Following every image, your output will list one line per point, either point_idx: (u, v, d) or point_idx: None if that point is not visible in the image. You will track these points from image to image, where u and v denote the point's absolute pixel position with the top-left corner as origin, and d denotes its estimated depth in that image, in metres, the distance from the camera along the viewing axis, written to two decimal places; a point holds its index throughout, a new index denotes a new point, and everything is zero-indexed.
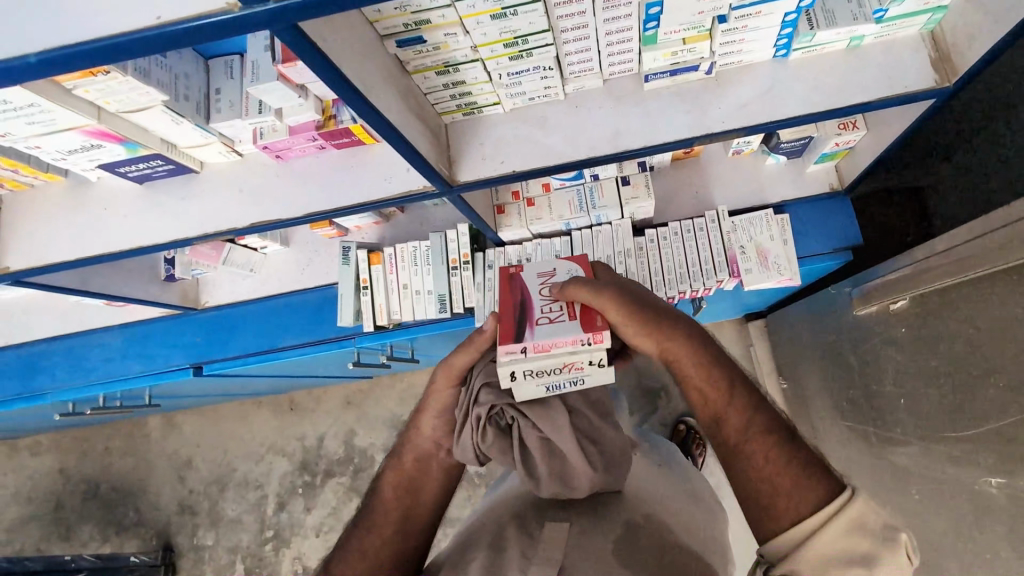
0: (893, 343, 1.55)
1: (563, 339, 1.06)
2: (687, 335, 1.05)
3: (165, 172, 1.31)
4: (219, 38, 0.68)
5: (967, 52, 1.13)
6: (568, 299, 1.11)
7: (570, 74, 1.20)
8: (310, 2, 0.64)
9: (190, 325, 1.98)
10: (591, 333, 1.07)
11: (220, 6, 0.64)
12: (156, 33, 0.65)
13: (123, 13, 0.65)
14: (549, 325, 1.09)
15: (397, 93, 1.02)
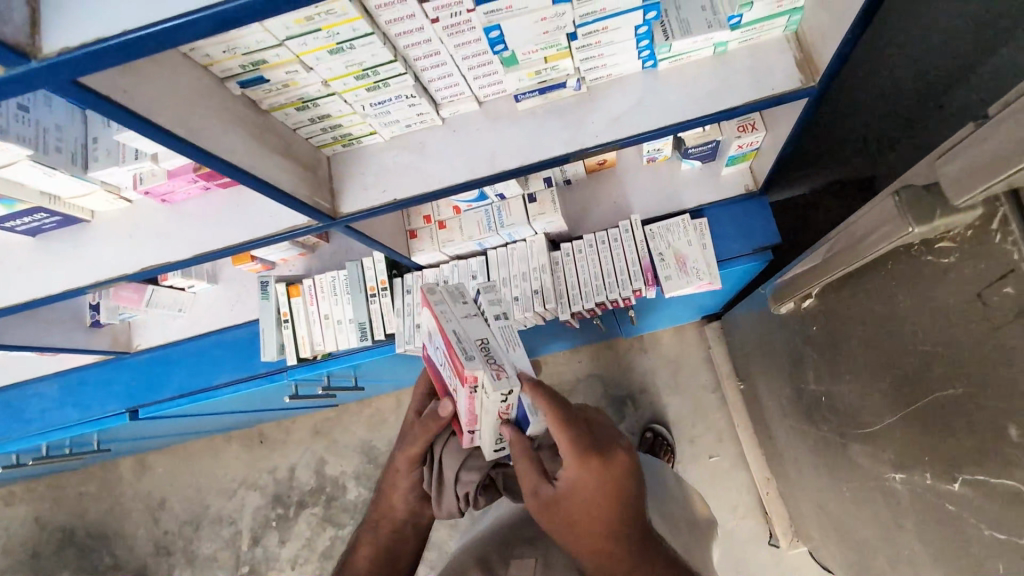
0: (809, 340, 1.54)
1: (465, 403, 0.99)
2: (609, 519, 0.93)
3: (54, 223, 1.29)
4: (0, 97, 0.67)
5: (823, 51, 1.13)
6: (445, 361, 1.01)
7: (442, 98, 1.21)
8: (73, 58, 0.64)
9: (124, 369, 1.97)
10: (466, 384, 0.94)
11: None
12: None
13: None
14: (458, 398, 1.02)
15: (248, 131, 1.03)
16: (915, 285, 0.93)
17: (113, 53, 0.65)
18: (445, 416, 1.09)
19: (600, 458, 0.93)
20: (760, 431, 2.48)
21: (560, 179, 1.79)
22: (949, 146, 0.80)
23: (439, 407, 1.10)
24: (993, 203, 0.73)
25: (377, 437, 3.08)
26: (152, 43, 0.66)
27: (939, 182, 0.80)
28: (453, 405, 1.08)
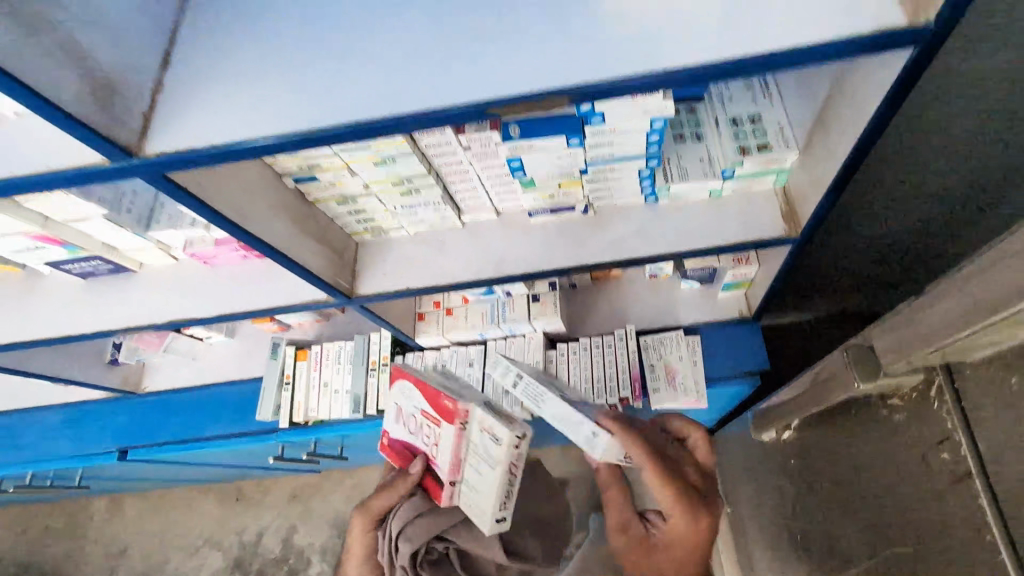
0: (787, 471, 1.58)
1: (452, 447, 1.05)
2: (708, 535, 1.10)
3: (105, 270, 1.42)
4: (97, 181, 0.81)
5: (804, 208, 1.26)
6: (427, 414, 1.12)
7: (465, 206, 1.37)
8: (166, 160, 0.78)
9: (126, 409, 2.04)
10: (455, 416, 1.04)
11: (95, 161, 0.78)
12: (45, 177, 0.78)
13: (22, 162, 0.79)
14: (437, 445, 1.10)
15: (288, 217, 1.16)
16: (874, 436, 1.00)
17: (201, 156, 0.79)
18: (418, 471, 1.15)
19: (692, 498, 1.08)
20: (741, 559, 2.41)
21: (565, 282, 1.93)
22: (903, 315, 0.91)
23: (412, 466, 1.17)
24: (932, 372, 0.82)
25: (353, 511, 3.02)
26: (229, 153, 0.80)
27: (872, 345, 0.91)
28: (425, 461, 1.15)
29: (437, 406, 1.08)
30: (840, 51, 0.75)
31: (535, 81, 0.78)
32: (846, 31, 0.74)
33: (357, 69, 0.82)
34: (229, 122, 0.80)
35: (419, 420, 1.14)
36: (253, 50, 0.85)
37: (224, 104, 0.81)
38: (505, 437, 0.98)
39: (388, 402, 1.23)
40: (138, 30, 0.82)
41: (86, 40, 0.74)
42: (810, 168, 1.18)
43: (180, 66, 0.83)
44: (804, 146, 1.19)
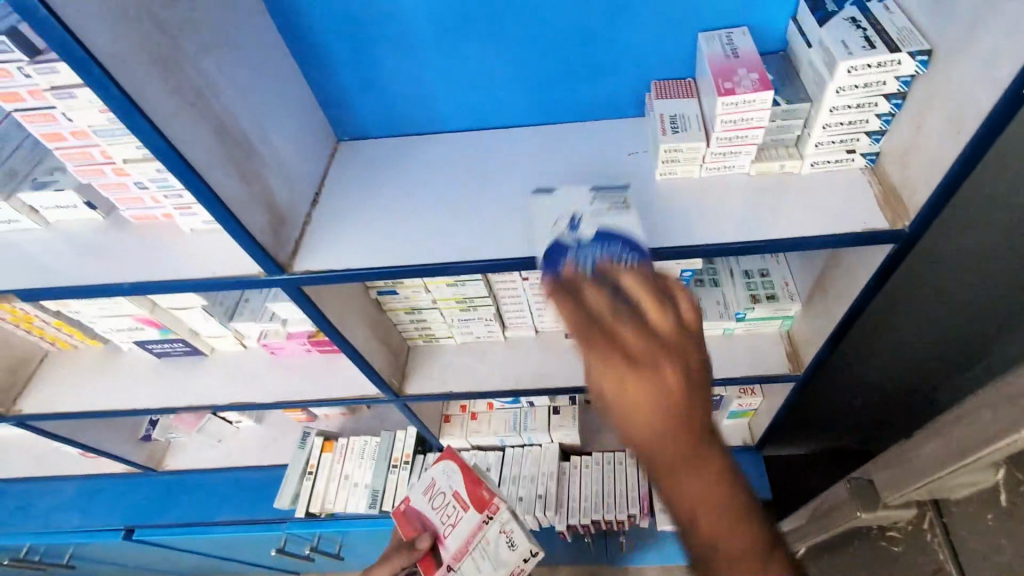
0: None
1: (469, 534, 1.27)
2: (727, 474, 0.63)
3: (181, 352, 1.61)
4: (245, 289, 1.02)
5: (806, 353, 1.45)
6: (457, 498, 1.31)
7: (509, 322, 1.56)
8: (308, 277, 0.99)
9: (143, 486, 2.09)
10: (486, 509, 1.28)
11: (253, 273, 0.99)
12: (208, 280, 1.00)
13: (193, 268, 1.01)
14: (454, 529, 1.29)
15: (363, 321, 1.34)
16: None
17: (336, 277, 0.99)
18: (424, 545, 1.30)
19: (671, 381, 0.64)
20: None
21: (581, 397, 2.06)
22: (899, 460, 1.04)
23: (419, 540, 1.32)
24: (924, 507, 0.95)
25: None
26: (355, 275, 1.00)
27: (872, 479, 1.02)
28: (431, 538, 1.31)
29: (471, 493, 1.30)
30: (851, 240, 0.95)
31: None
32: (844, 227, 0.96)
33: (461, 219, 1.06)
34: (359, 253, 1.02)
35: (447, 500, 1.33)
36: (381, 200, 1.10)
37: (355, 239, 1.04)
38: (521, 543, 1.25)
39: (425, 476, 1.39)
40: (299, 179, 1.07)
41: (272, 185, 0.97)
42: (812, 319, 1.38)
43: (323, 209, 1.09)
44: (807, 300, 1.40)
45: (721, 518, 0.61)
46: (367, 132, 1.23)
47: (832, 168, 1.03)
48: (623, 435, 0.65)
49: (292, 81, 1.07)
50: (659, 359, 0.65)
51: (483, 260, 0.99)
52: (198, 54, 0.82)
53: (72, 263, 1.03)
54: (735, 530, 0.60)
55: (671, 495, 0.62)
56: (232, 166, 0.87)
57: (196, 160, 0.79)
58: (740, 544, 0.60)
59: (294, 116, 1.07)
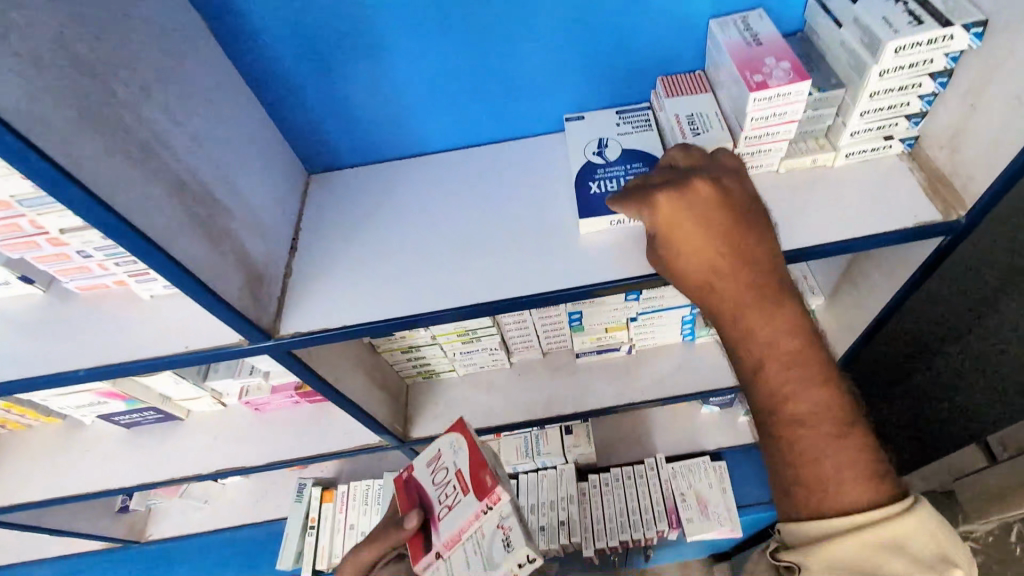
0: None
1: (462, 522, 0.88)
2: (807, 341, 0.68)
3: (153, 419, 1.44)
4: (219, 360, 0.89)
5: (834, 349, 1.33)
6: (456, 477, 0.93)
7: (513, 348, 1.42)
8: (299, 340, 0.86)
9: (126, 560, 1.91)
10: (486, 496, 0.87)
11: (232, 341, 0.87)
12: (179, 355, 0.86)
13: (162, 342, 0.88)
14: (447, 514, 0.91)
15: (357, 368, 1.20)
16: None
17: (337, 335, 0.87)
18: (408, 529, 0.94)
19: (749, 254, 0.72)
20: None
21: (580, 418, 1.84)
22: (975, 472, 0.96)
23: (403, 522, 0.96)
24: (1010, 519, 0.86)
25: None
26: (357, 329, 0.87)
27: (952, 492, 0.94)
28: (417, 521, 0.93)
29: (470, 473, 0.90)
30: (900, 238, 0.86)
31: (629, 267, 0.87)
32: (891, 225, 0.87)
33: (465, 254, 0.93)
34: (355, 307, 0.89)
35: (448, 477, 0.95)
36: (369, 241, 0.97)
37: (346, 291, 0.91)
38: (520, 549, 0.85)
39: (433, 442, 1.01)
40: (277, 227, 0.93)
41: (247, 242, 0.84)
42: (839, 313, 1.28)
43: (303, 257, 0.95)
44: (831, 292, 1.29)
45: (792, 370, 0.66)
46: (339, 162, 1.08)
47: (867, 157, 0.94)
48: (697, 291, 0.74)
49: (250, 113, 0.92)
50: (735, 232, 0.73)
51: (497, 301, 0.87)
52: (140, 102, 0.69)
53: (15, 351, 0.88)
54: (807, 388, 0.65)
55: (744, 345, 0.69)
56: (196, 229, 0.74)
57: (159, 238, 0.67)
58: (813, 399, 0.65)
59: (258, 154, 0.92)
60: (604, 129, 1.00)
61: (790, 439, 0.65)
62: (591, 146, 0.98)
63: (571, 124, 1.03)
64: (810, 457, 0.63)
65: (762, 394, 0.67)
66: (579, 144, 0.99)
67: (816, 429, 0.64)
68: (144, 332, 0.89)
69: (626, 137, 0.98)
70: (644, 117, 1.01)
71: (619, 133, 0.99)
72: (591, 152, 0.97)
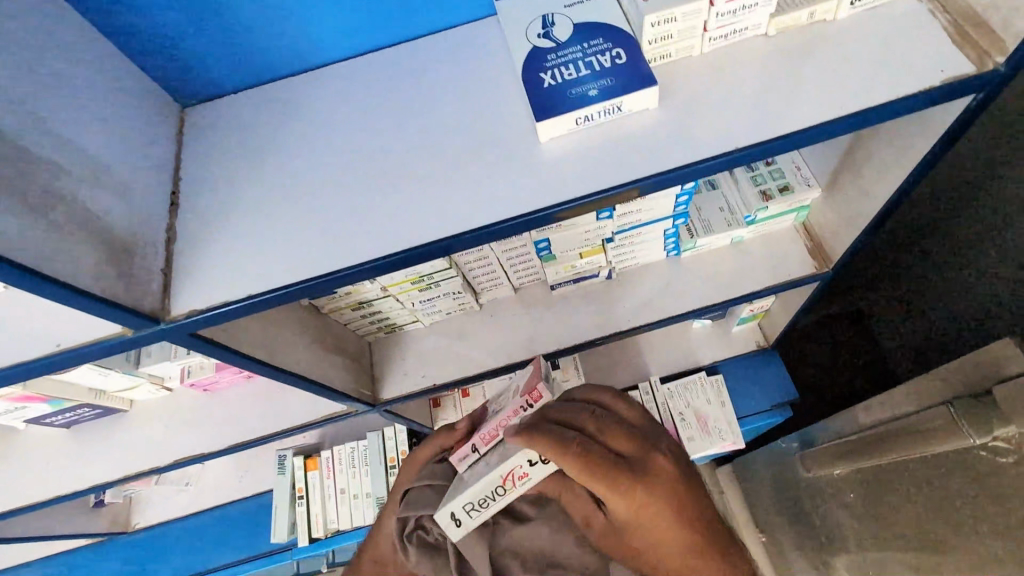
0: (833, 517, 1.40)
1: (503, 416, 0.91)
2: (677, 491, 0.87)
3: (93, 414, 1.30)
4: (113, 355, 0.72)
5: (836, 245, 1.18)
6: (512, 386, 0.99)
7: (481, 288, 1.26)
8: (202, 318, 0.69)
9: (117, 551, 1.84)
10: (529, 393, 0.91)
11: (115, 331, 0.69)
12: (51, 357, 0.69)
13: (24, 343, 0.70)
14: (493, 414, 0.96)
15: (299, 335, 1.04)
16: (970, 480, 0.95)
17: (259, 303, 0.70)
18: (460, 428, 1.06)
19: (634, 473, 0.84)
20: None
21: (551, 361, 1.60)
22: (1003, 370, 0.86)
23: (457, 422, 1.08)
24: None
25: None
26: (279, 296, 0.70)
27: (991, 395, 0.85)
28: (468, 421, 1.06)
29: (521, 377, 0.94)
30: (924, 102, 0.69)
31: (592, 178, 0.70)
32: (914, 87, 0.69)
33: (390, 185, 0.75)
34: (262, 266, 0.72)
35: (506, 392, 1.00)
36: (269, 182, 0.78)
37: (250, 250, 0.73)
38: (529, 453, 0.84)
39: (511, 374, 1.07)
40: (146, 180, 0.74)
41: (100, 205, 0.65)
42: (840, 204, 1.12)
43: (189, 213, 0.76)
44: (830, 182, 1.12)
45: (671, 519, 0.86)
46: (223, 87, 0.86)
47: (877, 3, 0.74)
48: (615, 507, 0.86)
49: (75, 35, 0.70)
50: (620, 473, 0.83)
51: (434, 239, 0.70)
52: None
53: None
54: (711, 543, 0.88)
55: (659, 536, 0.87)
56: (6, 198, 0.55)
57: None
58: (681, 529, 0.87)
59: (96, 89, 0.71)
60: (547, 2, 0.79)
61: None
62: (532, 28, 0.77)
63: (504, 2, 0.81)
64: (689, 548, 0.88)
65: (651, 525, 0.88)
66: (518, 28, 0.78)
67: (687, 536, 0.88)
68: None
69: (575, 11, 0.77)
70: None
71: (566, 5, 0.77)
72: (533, 36, 0.77)
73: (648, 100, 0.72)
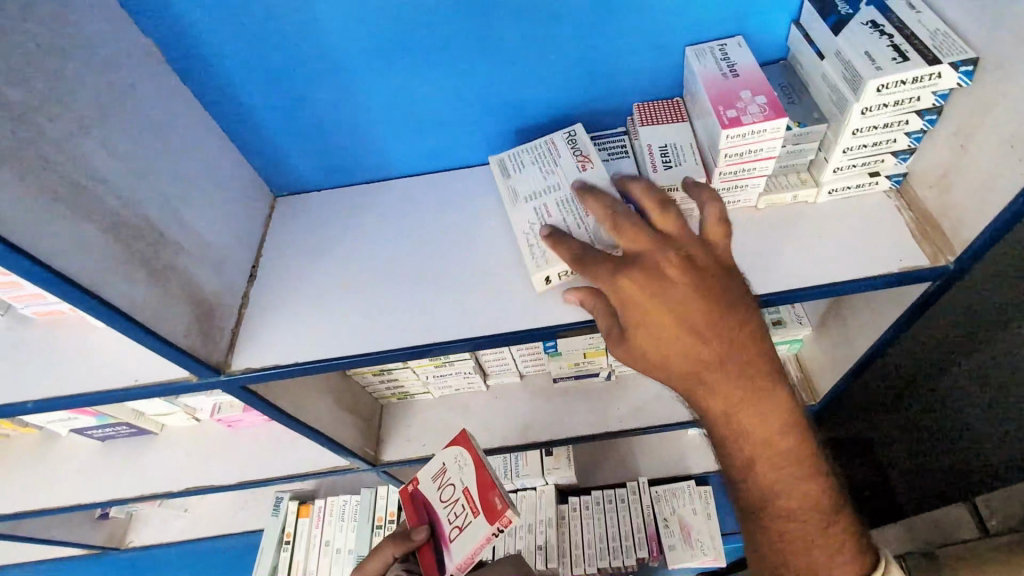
0: None
1: (476, 548, 0.87)
2: (746, 343, 0.70)
3: (126, 432, 1.43)
4: (179, 394, 0.87)
5: (822, 382, 1.28)
6: (466, 497, 0.91)
7: (490, 371, 1.38)
8: (256, 374, 0.83)
9: (106, 566, 1.90)
10: (498, 521, 0.86)
11: (184, 376, 0.84)
12: (130, 389, 0.84)
13: (111, 374, 0.85)
14: (459, 536, 0.90)
15: (323, 393, 1.17)
16: None
17: (308, 369, 0.83)
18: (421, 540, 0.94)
19: (732, 277, 0.71)
20: None
21: (546, 447, 1.68)
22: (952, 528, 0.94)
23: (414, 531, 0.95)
24: None
25: None
26: (327, 364, 0.84)
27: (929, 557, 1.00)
28: (428, 533, 0.94)
29: (479, 494, 0.89)
30: (883, 284, 0.81)
31: None
32: (875, 271, 0.81)
33: (427, 285, 0.90)
34: (312, 338, 0.86)
35: (458, 498, 0.93)
36: (329, 268, 0.94)
37: (302, 322, 0.88)
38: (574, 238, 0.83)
39: (436, 457, 1.00)
40: (235, 254, 0.90)
41: (199, 274, 0.81)
42: (827, 345, 1.23)
43: (261, 284, 0.92)
44: (819, 324, 1.24)
45: (783, 469, 0.69)
46: (307, 183, 1.05)
47: (852, 193, 0.89)
48: (669, 355, 0.70)
49: (207, 137, 0.89)
50: (723, 290, 0.69)
51: (452, 338, 0.84)
52: (72, 135, 0.65)
53: None
54: (791, 473, 0.69)
55: (725, 419, 0.70)
56: (138, 267, 0.71)
57: (88, 281, 0.64)
58: (803, 494, 0.69)
59: (212, 178, 0.89)
60: (547, 172, 0.91)
61: (780, 530, 0.70)
62: (536, 195, 0.89)
63: (514, 171, 0.94)
64: (795, 552, 0.69)
65: (751, 490, 0.71)
66: None
67: (804, 523, 0.69)
68: (93, 363, 0.86)
69: (568, 182, 0.88)
70: (620, 143, 0.97)
71: (562, 178, 0.89)
72: (537, 206, 0.88)
73: None
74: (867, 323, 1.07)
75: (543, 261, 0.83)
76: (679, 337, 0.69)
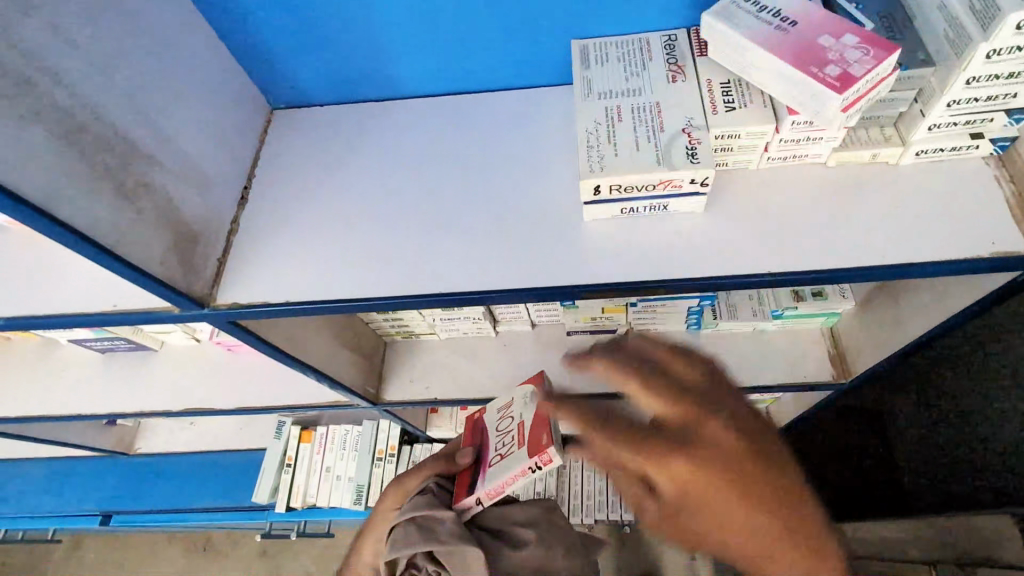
0: None
1: (510, 480, 0.78)
2: (756, 456, 0.51)
3: (126, 347, 1.40)
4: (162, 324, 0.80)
5: (858, 361, 1.18)
6: (517, 427, 0.82)
7: (500, 318, 1.30)
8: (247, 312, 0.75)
9: (115, 469, 1.95)
10: (538, 456, 0.74)
11: (164, 308, 0.76)
12: (108, 315, 0.77)
13: (87, 297, 0.77)
14: (497, 464, 0.82)
15: (322, 328, 1.10)
16: None
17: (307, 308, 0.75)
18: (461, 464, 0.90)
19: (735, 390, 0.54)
20: None
21: None
22: None
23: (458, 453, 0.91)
24: None
25: None
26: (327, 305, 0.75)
27: None
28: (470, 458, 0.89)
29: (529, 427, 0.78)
30: (969, 270, 0.69)
31: (621, 267, 0.73)
32: (961, 253, 0.69)
33: (438, 225, 0.80)
34: (307, 276, 0.77)
35: (509, 428, 0.85)
36: (330, 197, 0.84)
37: (296, 256, 0.79)
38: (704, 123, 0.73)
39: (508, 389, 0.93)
40: (224, 174, 0.80)
41: (180, 195, 0.72)
42: (869, 323, 1.12)
43: (253, 209, 0.83)
44: (865, 299, 1.12)
45: None
46: (310, 98, 0.93)
47: (943, 156, 0.75)
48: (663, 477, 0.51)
49: (191, 34, 0.77)
50: (741, 414, 0.52)
51: (462, 290, 0.74)
52: (15, 17, 0.54)
53: None
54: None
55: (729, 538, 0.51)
56: (103, 184, 0.62)
57: (39, 197, 0.55)
58: None
59: (197, 83, 0.77)
60: (631, 75, 0.79)
61: None
62: (612, 93, 0.77)
63: (595, 62, 0.81)
64: None
65: None
66: None
67: None
68: (68, 283, 0.78)
69: (651, 90, 0.76)
70: None
71: (646, 85, 0.77)
72: (609, 106, 0.75)
73: (696, 204, 0.74)
74: (926, 305, 0.95)
75: (598, 167, 0.69)
76: (684, 467, 0.50)
